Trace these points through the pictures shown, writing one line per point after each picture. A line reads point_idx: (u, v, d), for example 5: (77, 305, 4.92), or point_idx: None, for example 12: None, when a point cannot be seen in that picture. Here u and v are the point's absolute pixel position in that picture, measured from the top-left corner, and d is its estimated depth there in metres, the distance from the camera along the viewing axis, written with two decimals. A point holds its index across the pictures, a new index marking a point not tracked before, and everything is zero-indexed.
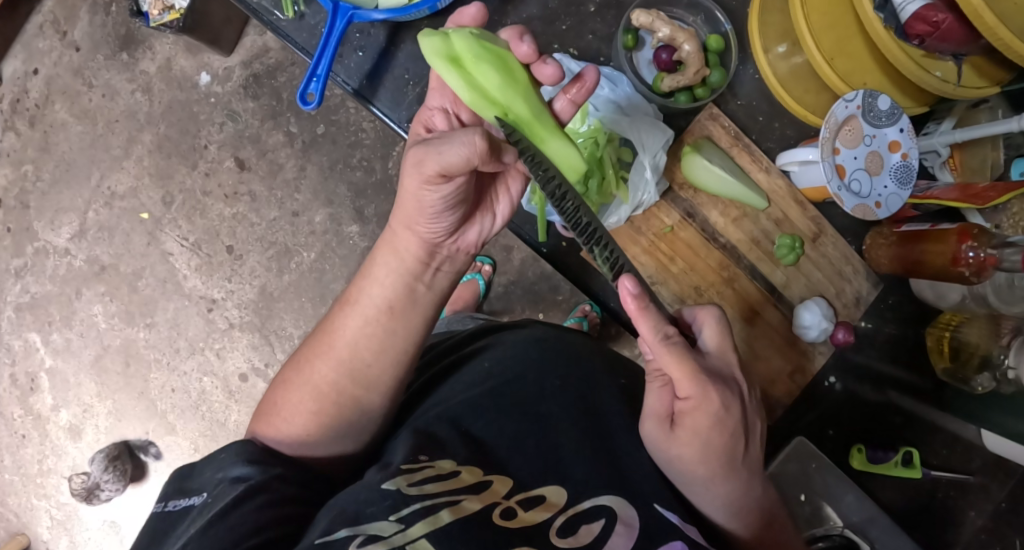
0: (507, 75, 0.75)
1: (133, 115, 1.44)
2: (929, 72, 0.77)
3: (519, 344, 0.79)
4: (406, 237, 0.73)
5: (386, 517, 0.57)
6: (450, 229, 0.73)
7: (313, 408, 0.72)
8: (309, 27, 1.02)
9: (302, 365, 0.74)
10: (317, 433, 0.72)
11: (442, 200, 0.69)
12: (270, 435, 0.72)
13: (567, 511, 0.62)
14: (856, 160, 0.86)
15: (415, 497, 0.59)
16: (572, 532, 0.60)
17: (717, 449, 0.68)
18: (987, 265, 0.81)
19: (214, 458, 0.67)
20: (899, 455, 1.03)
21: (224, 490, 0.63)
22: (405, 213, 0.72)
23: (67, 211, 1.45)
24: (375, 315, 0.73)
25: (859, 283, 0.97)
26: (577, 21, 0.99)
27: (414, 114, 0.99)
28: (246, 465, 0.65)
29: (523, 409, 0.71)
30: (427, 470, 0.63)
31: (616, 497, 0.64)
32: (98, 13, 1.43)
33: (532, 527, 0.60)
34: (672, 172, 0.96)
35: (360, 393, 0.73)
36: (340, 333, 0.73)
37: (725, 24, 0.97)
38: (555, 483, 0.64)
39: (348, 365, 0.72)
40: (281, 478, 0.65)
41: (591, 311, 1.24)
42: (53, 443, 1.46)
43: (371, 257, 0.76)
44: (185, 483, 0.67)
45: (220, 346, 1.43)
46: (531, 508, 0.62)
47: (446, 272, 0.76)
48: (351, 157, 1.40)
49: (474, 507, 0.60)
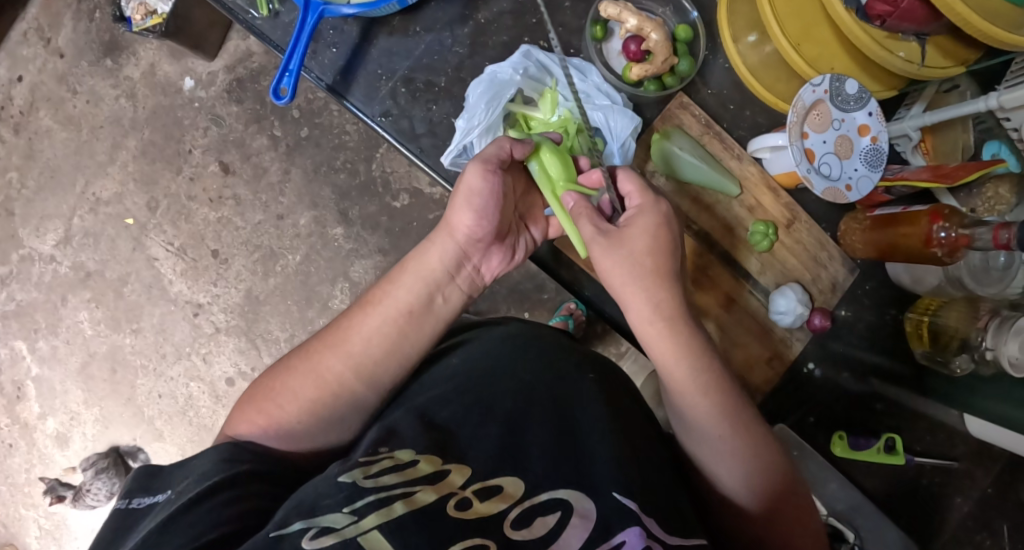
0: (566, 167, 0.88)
1: (118, 120, 1.44)
2: (893, 54, 0.75)
3: (490, 341, 0.80)
4: (445, 247, 0.81)
5: (340, 509, 0.58)
6: (484, 245, 0.83)
7: (311, 394, 0.74)
8: (284, 25, 1.02)
9: (310, 353, 0.76)
10: (308, 421, 0.73)
11: (491, 195, 0.80)
12: (259, 421, 0.72)
13: (523, 503, 0.62)
14: (825, 145, 0.85)
15: (371, 489, 0.60)
16: (526, 523, 0.61)
17: (644, 264, 0.75)
18: (959, 245, 0.80)
19: (188, 464, 0.67)
20: (881, 441, 1.00)
21: (188, 487, 0.63)
22: (450, 226, 0.81)
23: (52, 218, 1.46)
24: (397, 316, 0.78)
25: (835, 269, 0.96)
26: (547, 14, 0.98)
27: (387, 108, 0.97)
28: (216, 462, 0.65)
29: (493, 401, 0.72)
30: (386, 461, 0.65)
31: (573, 490, 0.64)
32: (82, 19, 1.44)
33: (486, 518, 0.60)
34: (643, 161, 0.95)
35: (360, 388, 0.75)
36: (357, 329, 0.77)
37: (693, 14, 0.97)
38: (514, 474, 0.65)
39: (356, 359, 0.76)
40: (248, 474, 0.65)
41: (576, 308, 1.15)
42: (40, 452, 1.46)
43: (401, 266, 0.82)
44: (150, 482, 0.67)
45: (206, 350, 1.43)
46: (487, 498, 0.62)
47: (461, 293, 0.83)
48: (335, 159, 1.41)
49: (428, 498, 0.60)
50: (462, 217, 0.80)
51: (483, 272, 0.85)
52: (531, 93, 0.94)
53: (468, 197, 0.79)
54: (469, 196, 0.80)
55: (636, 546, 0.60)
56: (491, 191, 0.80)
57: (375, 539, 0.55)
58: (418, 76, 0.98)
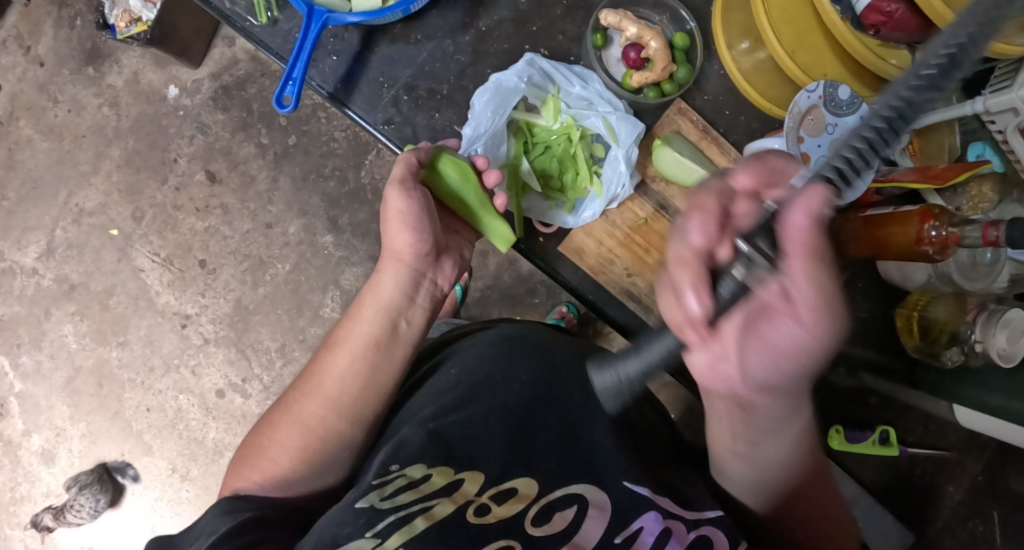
0: (461, 179, 0.89)
1: (101, 130, 1.42)
2: (886, 62, 0.77)
3: (484, 344, 0.82)
4: (394, 270, 0.85)
5: (363, 535, 0.62)
6: (431, 258, 0.88)
7: (299, 444, 0.75)
8: (283, 32, 0.98)
9: (289, 405, 0.78)
10: (304, 469, 0.74)
11: (417, 210, 0.85)
12: (256, 479, 0.73)
13: (540, 499, 0.67)
14: (820, 149, 0.87)
15: (389, 511, 0.63)
16: (547, 518, 0.66)
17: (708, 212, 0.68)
18: (949, 243, 0.83)
19: (195, 527, 0.68)
20: (876, 434, 1.08)
21: (199, 544, 0.66)
22: (391, 249, 0.86)
23: (34, 230, 1.43)
24: (363, 350, 0.80)
25: (829, 268, 0.99)
26: (547, 23, 0.97)
27: (390, 116, 0.95)
28: (224, 519, 0.67)
29: (495, 406, 0.75)
30: (399, 479, 0.67)
31: (587, 484, 0.69)
32: (62, 27, 1.42)
33: (506, 520, 0.65)
34: (643, 166, 0.96)
35: (343, 428, 0.77)
36: (330, 370, 0.79)
37: (691, 23, 0.99)
38: (525, 474, 0.69)
39: (335, 399, 0.77)
40: (256, 522, 0.67)
41: (568, 312, 1.31)
42: (25, 470, 1.43)
43: (357, 303, 0.85)
44: (166, 541, 0.70)
45: (195, 362, 1.42)
46: (504, 501, 0.67)
47: (424, 307, 0.87)
48: (324, 166, 1.41)
49: (447, 511, 0.64)
50: (399, 239, 0.85)
51: (440, 283, 0.90)
52: (535, 101, 0.97)
53: (401, 220, 0.84)
54: (408, 221, 0.84)
55: (655, 530, 0.66)
56: (418, 207, 0.84)
57: None
58: (421, 84, 0.96)
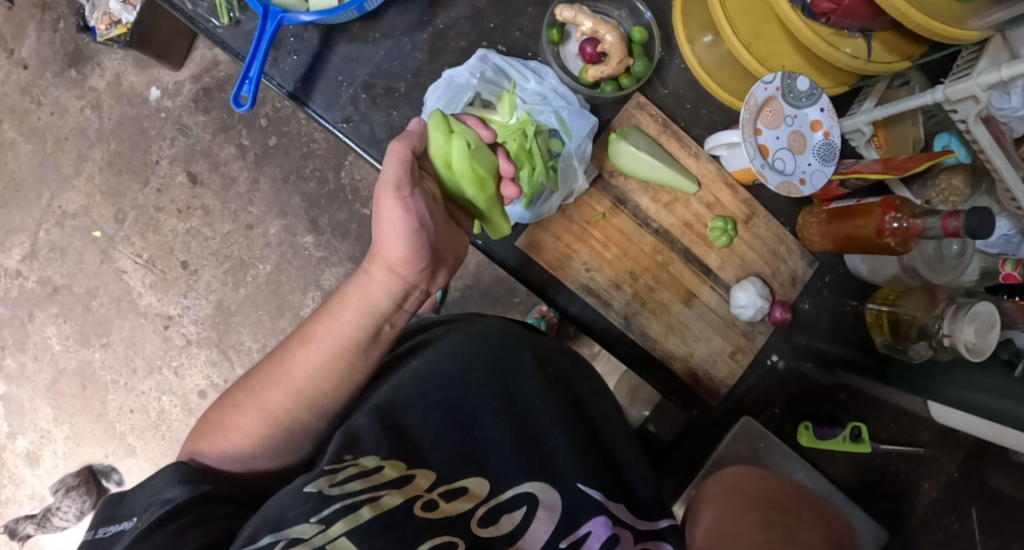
0: (478, 185, 0.82)
1: (83, 132, 1.42)
2: (840, 50, 0.77)
3: (450, 343, 0.77)
4: (385, 281, 0.76)
5: (307, 519, 0.59)
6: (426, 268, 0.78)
7: (262, 432, 0.72)
8: (246, 33, 0.98)
9: (254, 389, 0.74)
10: (263, 453, 0.73)
11: (416, 218, 0.75)
12: (212, 453, 0.72)
13: (489, 501, 0.66)
14: (778, 140, 0.88)
15: (337, 497, 0.60)
16: (492, 520, 0.65)
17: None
18: (911, 235, 0.84)
19: (147, 484, 0.66)
20: (846, 431, 1.09)
21: (150, 512, 0.63)
22: (383, 255, 0.76)
23: (18, 233, 1.42)
24: (339, 350, 0.75)
25: (794, 262, 0.98)
26: (504, 19, 0.97)
27: (349, 115, 0.96)
28: (177, 487, 0.65)
29: (458, 409, 0.71)
30: (351, 468, 0.64)
31: (538, 482, 0.68)
32: (46, 30, 1.42)
33: (453, 517, 0.64)
34: (601, 160, 0.95)
35: (310, 420, 0.74)
36: (299, 365, 0.74)
37: (646, 15, 0.97)
38: (478, 474, 0.68)
39: (304, 394, 0.74)
40: (209, 498, 0.65)
41: (547, 312, 1.30)
42: (10, 472, 1.43)
43: (338, 297, 0.77)
44: (114, 509, 0.66)
45: (178, 363, 1.42)
46: (453, 498, 0.65)
47: (410, 312, 0.80)
48: (303, 167, 1.41)
49: (395, 501, 0.62)
50: (392, 248, 0.75)
51: (432, 288, 0.82)
52: (489, 96, 0.94)
53: (391, 229, 0.75)
54: (400, 230, 0.74)
55: (602, 534, 0.68)
56: (414, 218, 0.75)
57: (345, 546, 0.58)
58: (379, 82, 0.96)
